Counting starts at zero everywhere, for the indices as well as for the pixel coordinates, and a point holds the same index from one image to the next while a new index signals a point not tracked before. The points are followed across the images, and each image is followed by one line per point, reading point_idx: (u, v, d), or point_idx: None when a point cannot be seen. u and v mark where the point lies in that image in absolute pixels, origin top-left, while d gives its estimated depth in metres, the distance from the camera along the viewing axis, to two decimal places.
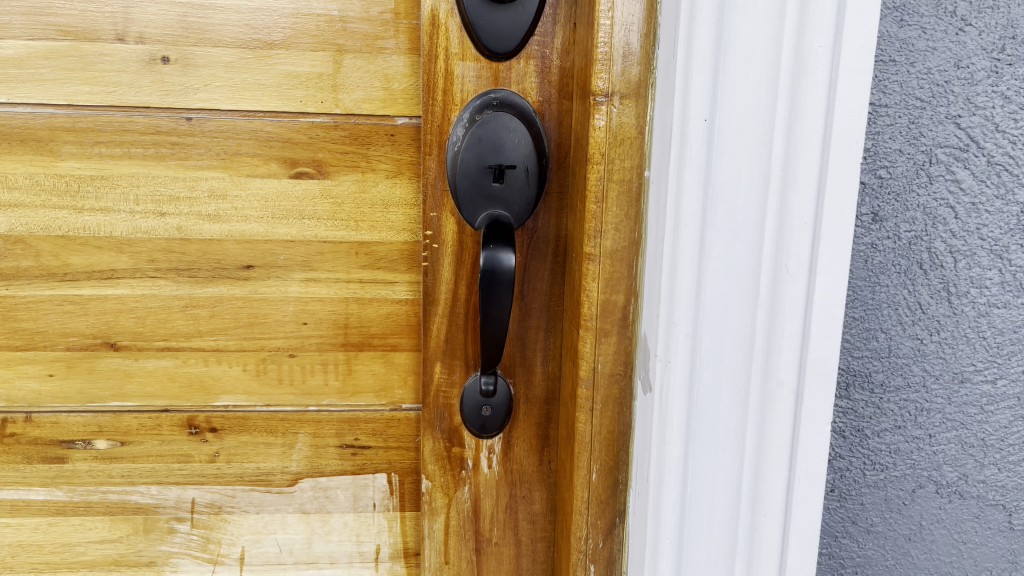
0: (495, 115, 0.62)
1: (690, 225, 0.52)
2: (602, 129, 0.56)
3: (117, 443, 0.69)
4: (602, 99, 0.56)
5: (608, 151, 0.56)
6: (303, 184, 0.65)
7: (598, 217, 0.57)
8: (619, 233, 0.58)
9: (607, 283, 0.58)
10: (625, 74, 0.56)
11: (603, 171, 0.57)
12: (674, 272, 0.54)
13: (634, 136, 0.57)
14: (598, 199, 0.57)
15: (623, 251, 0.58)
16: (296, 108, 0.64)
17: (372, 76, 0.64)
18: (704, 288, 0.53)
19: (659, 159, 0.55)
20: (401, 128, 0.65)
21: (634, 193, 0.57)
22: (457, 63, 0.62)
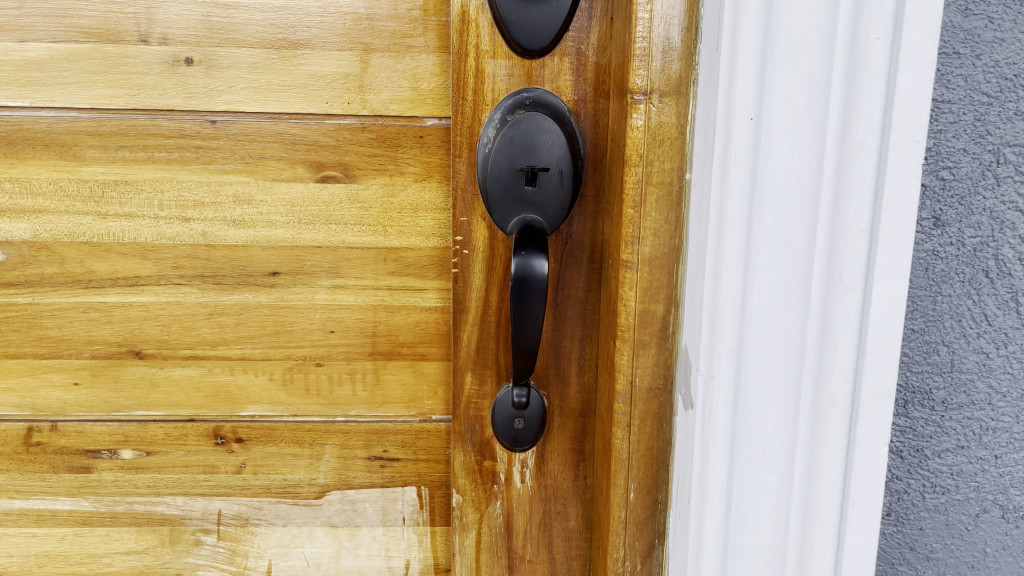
0: (528, 116, 0.60)
1: (735, 231, 0.49)
2: (640, 128, 0.53)
3: (142, 453, 0.67)
4: (641, 97, 0.53)
5: (648, 151, 0.53)
6: (330, 187, 0.63)
7: (637, 223, 0.54)
8: (658, 238, 0.54)
9: (645, 291, 0.55)
10: (667, 69, 0.53)
11: (643, 173, 0.54)
12: (717, 280, 0.50)
13: (675, 137, 0.53)
14: (636, 204, 0.54)
15: (662, 258, 0.55)
16: (323, 109, 0.62)
17: (400, 75, 0.61)
18: (749, 298, 0.50)
19: (700, 161, 0.52)
20: (430, 130, 0.63)
21: (675, 197, 0.54)
22: (488, 61, 0.60)
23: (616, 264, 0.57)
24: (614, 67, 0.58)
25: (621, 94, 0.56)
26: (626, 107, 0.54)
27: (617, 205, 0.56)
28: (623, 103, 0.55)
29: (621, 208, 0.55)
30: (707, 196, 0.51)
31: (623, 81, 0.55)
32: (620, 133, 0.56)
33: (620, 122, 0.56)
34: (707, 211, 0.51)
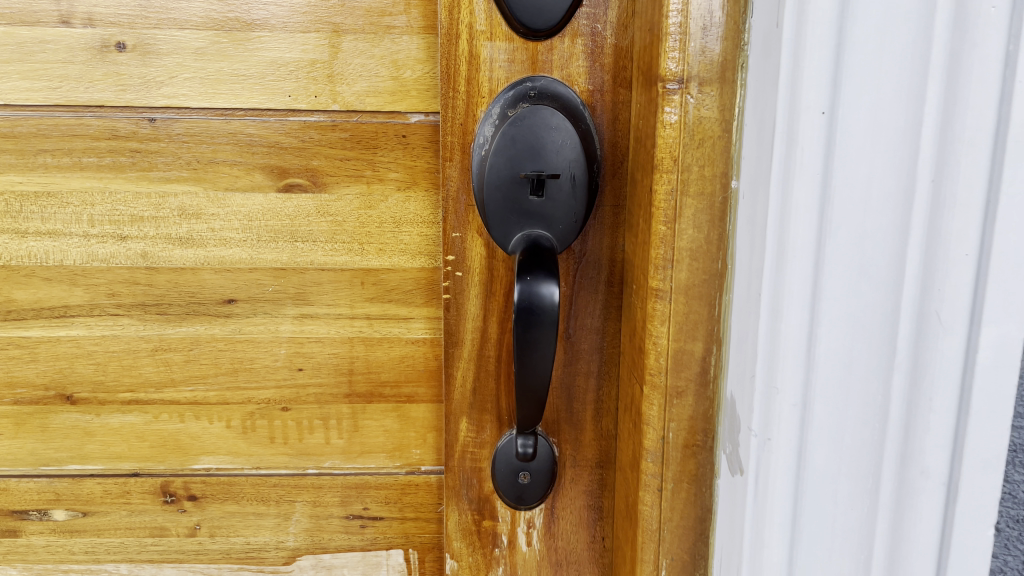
0: (532, 111, 0.49)
1: (800, 258, 0.39)
2: (673, 125, 0.43)
3: (78, 514, 0.57)
4: (675, 86, 0.42)
5: (685, 153, 0.43)
6: (295, 198, 0.53)
7: (670, 242, 0.44)
8: (698, 262, 0.44)
9: (680, 327, 0.45)
10: (710, 50, 0.41)
11: (680, 182, 0.43)
12: (775, 319, 0.40)
13: (719, 136, 0.42)
14: (668, 219, 0.44)
15: (702, 288, 0.44)
16: (284, 104, 0.51)
17: (378, 62, 0.51)
18: (817, 342, 0.39)
19: (752, 169, 0.41)
20: (415, 128, 0.52)
21: (719, 211, 0.43)
22: (484, 44, 0.49)
23: (643, 293, 0.46)
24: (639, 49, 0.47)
25: (648, 82, 0.45)
26: (656, 98, 0.44)
27: (644, 220, 0.46)
28: (651, 95, 0.44)
29: (650, 224, 0.45)
30: (762, 213, 0.40)
31: (651, 67, 0.44)
32: (647, 131, 0.45)
33: (647, 117, 0.45)
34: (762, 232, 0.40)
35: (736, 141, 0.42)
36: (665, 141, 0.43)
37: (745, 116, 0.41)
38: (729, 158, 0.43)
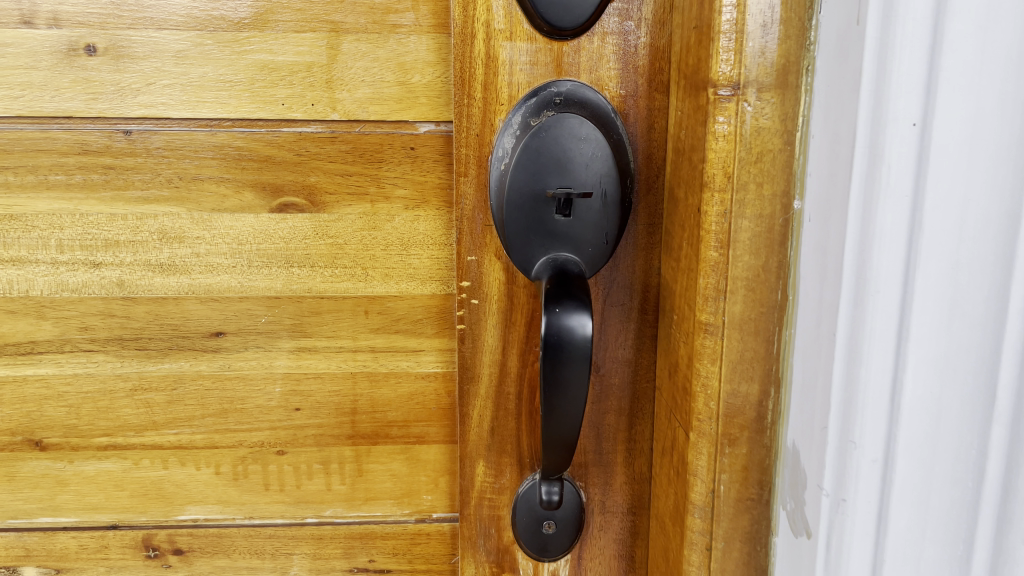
0: (558, 121, 0.43)
1: (885, 294, 0.33)
2: (723, 138, 0.37)
3: (50, 571, 0.51)
4: (727, 94, 0.37)
5: (740, 169, 0.37)
6: (290, 219, 0.47)
7: (722, 271, 0.38)
8: (755, 294, 0.38)
9: (733, 367, 0.39)
10: (772, 50, 0.36)
11: (735, 204, 0.37)
12: (854, 364, 0.34)
13: (781, 149, 0.37)
14: (720, 245, 0.38)
15: (758, 323, 0.39)
16: (277, 113, 0.45)
17: (382, 65, 0.45)
18: (904, 391, 0.33)
19: (823, 188, 0.35)
20: (425, 140, 0.46)
21: (779, 236, 0.38)
22: (504, 45, 0.44)
23: (687, 326, 0.41)
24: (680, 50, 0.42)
25: (693, 87, 0.39)
26: (705, 106, 0.38)
27: (688, 244, 0.41)
28: (698, 102, 0.39)
29: (696, 249, 0.39)
30: (837, 241, 0.34)
31: (698, 71, 0.39)
32: (692, 143, 0.40)
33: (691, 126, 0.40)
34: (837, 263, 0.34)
35: (800, 155, 0.37)
36: (716, 156, 0.37)
37: (815, 127, 0.36)
38: (791, 176, 0.37)
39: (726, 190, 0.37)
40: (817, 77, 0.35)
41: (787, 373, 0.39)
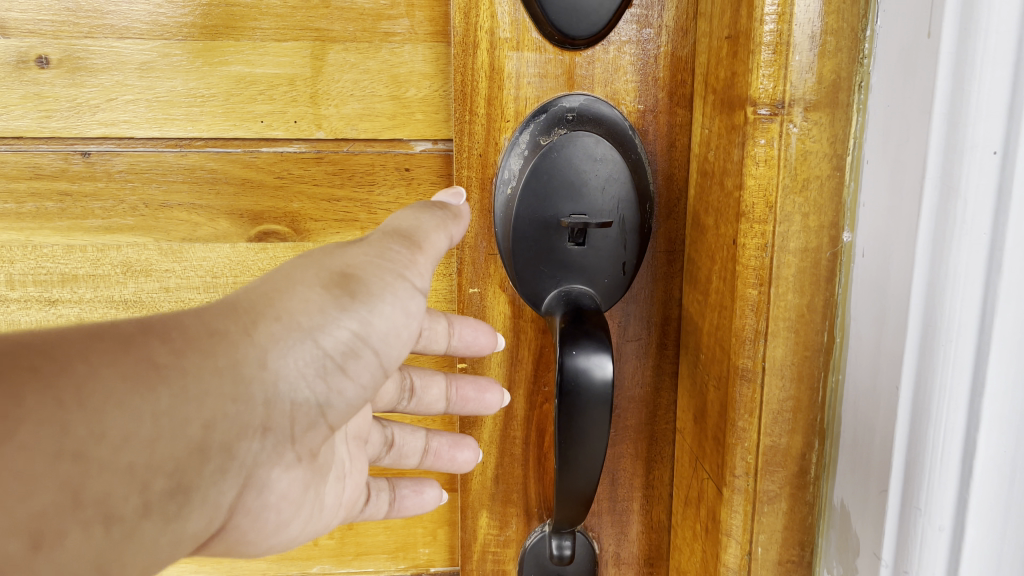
0: (571, 141, 0.39)
1: (962, 345, 0.28)
2: (763, 164, 0.32)
3: None
4: (768, 114, 0.32)
5: (783, 198, 0.33)
6: (270, 249, 0.42)
7: (763, 311, 0.34)
8: (798, 337, 0.34)
9: (774, 418, 0.35)
10: (822, 64, 0.32)
11: (778, 237, 0.33)
12: (920, 423, 0.30)
13: (828, 175, 0.33)
14: (758, 283, 0.33)
15: (803, 368, 0.34)
16: (256, 132, 0.40)
17: (374, 78, 0.40)
18: (982, 458, 0.29)
19: (884, 222, 0.31)
20: (421, 160, 0.42)
21: (826, 271, 0.34)
22: (510, 55, 0.39)
23: (719, 371, 0.36)
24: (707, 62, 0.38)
25: (726, 105, 0.35)
26: (740, 127, 0.33)
27: (719, 279, 0.36)
28: (732, 121, 0.34)
29: (731, 286, 0.35)
30: (902, 282, 0.30)
31: (731, 86, 0.34)
32: (724, 167, 0.35)
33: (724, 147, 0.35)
34: (901, 307, 0.30)
35: (850, 181, 0.33)
36: (753, 184, 0.33)
37: (871, 152, 0.32)
38: (841, 204, 0.33)
39: (765, 221, 0.33)
40: (874, 94, 0.32)
41: (834, 422, 0.35)
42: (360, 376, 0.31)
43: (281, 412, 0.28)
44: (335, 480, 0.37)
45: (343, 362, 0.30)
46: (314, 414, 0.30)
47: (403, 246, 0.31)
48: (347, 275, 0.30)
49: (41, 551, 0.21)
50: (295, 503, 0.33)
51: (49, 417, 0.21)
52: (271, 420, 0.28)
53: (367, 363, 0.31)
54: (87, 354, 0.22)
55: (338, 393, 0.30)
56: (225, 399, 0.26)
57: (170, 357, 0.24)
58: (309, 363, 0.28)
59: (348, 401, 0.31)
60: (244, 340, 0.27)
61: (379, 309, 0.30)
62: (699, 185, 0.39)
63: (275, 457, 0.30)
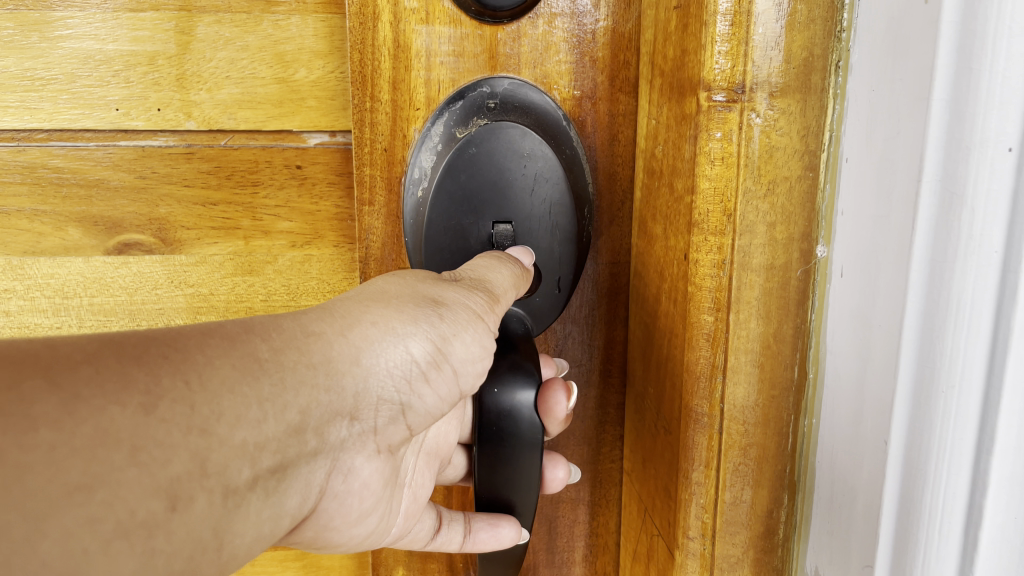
0: (493, 136, 0.32)
1: (964, 400, 0.21)
2: (718, 163, 0.26)
3: None
4: (724, 101, 0.25)
5: (746, 206, 0.26)
6: (134, 263, 0.35)
7: (721, 345, 0.27)
8: (764, 373, 0.28)
9: (736, 473, 0.28)
10: (791, 39, 0.25)
11: (739, 253, 0.26)
12: (912, 496, 0.22)
13: (799, 176, 0.26)
14: (714, 309, 0.27)
15: (770, 411, 0.28)
16: (110, 121, 0.33)
17: (254, 57, 0.33)
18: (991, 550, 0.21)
19: (868, 238, 0.24)
20: (315, 156, 0.35)
21: (795, 294, 0.27)
22: (418, 29, 0.32)
23: (670, 414, 0.30)
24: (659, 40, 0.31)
25: (675, 90, 0.28)
26: (691, 117, 0.26)
27: (669, 303, 0.29)
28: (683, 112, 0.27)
29: (682, 309, 0.28)
30: (889, 315, 0.23)
31: (680, 67, 0.28)
32: (673, 166, 0.29)
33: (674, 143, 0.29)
34: (886, 347, 0.23)
35: (824, 184, 0.27)
36: (709, 187, 0.26)
37: (850, 147, 0.25)
38: (815, 211, 0.27)
39: (725, 233, 0.26)
40: (854, 78, 0.25)
41: (805, 475, 0.29)
42: (440, 386, 0.29)
43: (369, 404, 0.27)
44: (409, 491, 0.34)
45: (427, 373, 0.28)
46: (394, 414, 0.28)
47: (482, 296, 0.29)
48: (437, 295, 0.28)
49: (174, 513, 0.19)
50: (375, 494, 0.31)
51: (182, 398, 0.20)
52: (359, 410, 0.26)
53: (446, 376, 0.29)
54: (201, 345, 0.21)
55: (418, 396, 0.28)
56: (317, 388, 0.24)
57: (272, 352, 0.23)
58: (398, 367, 0.27)
59: (428, 410, 0.29)
60: (338, 339, 0.25)
61: (461, 330, 0.28)
62: (646, 188, 0.33)
63: (359, 444, 0.28)
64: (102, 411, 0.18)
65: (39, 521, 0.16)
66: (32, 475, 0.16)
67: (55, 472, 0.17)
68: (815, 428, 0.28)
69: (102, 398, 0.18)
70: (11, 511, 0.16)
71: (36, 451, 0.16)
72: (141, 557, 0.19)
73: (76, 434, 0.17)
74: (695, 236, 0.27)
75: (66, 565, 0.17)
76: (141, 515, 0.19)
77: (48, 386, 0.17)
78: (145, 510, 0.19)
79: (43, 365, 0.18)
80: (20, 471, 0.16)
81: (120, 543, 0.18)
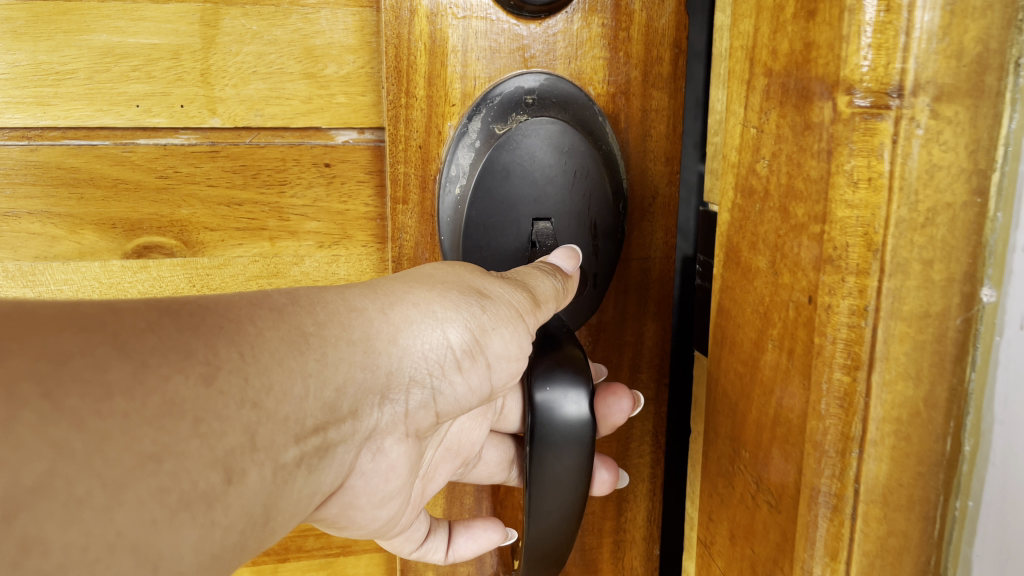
0: (536, 133, 0.33)
1: None
2: (863, 187, 0.20)
3: None
4: (871, 109, 0.19)
5: (896, 240, 0.20)
6: (154, 268, 0.33)
7: (857, 413, 0.21)
8: (906, 444, 0.21)
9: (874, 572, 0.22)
10: (961, 28, 0.19)
11: (886, 297, 0.20)
12: None
13: (964, 203, 0.20)
14: (847, 365, 0.21)
15: (914, 493, 0.22)
16: (129, 119, 0.32)
17: (282, 51, 0.32)
18: None
19: None
20: (345, 153, 0.34)
21: (953, 348, 0.21)
22: (455, 24, 0.32)
23: (776, 496, 0.23)
24: (771, 15, 0.22)
25: (791, 91, 0.21)
26: (821, 126, 0.20)
27: (772, 359, 0.23)
28: (813, 123, 0.20)
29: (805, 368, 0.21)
30: None
31: (800, 61, 0.21)
32: (786, 187, 0.22)
33: (785, 161, 0.22)
34: None
35: (995, 213, 0.20)
36: (853, 218, 0.20)
37: None
38: (981, 245, 0.20)
39: (868, 274, 0.20)
40: None
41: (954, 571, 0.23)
42: (471, 376, 0.29)
43: (402, 384, 0.26)
44: (418, 481, 0.34)
45: (462, 359, 0.28)
46: (426, 399, 0.28)
47: (527, 296, 0.29)
48: (481, 286, 0.28)
49: (229, 486, 0.20)
50: (400, 481, 0.31)
51: (237, 368, 0.20)
52: (394, 392, 0.26)
53: (478, 367, 0.29)
54: (252, 316, 0.21)
55: (448, 382, 0.28)
56: (356, 364, 0.24)
57: (317, 328, 0.23)
58: (435, 351, 0.27)
59: (457, 396, 0.29)
60: (378, 318, 0.25)
61: (501, 326, 0.28)
62: (740, 211, 0.24)
63: (390, 427, 0.28)
64: (166, 383, 0.18)
65: (116, 490, 0.16)
66: (109, 443, 0.16)
67: (128, 441, 0.17)
68: (973, 512, 0.22)
69: (166, 368, 0.18)
70: (91, 480, 0.16)
71: (110, 418, 0.16)
72: (201, 529, 0.19)
73: (144, 403, 0.17)
74: (824, 275, 0.21)
75: (137, 536, 0.17)
76: (201, 486, 0.19)
77: (117, 354, 0.17)
78: (205, 482, 0.19)
79: (110, 333, 0.17)
80: (100, 438, 0.16)
81: (184, 514, 0.18)
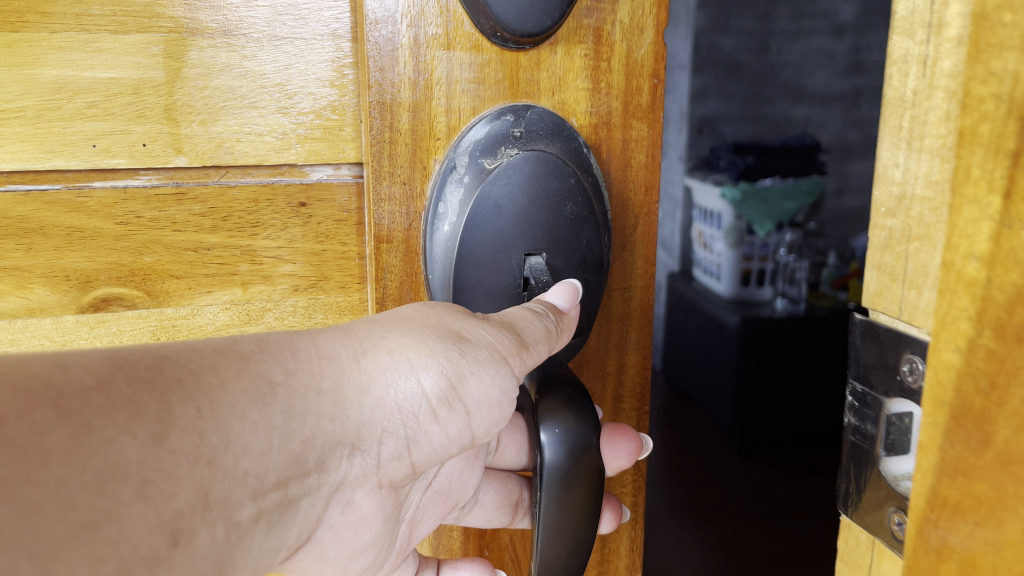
0: (525, 169, 0.31)
1: None
2: None
3: None
4: None
5: None
6: (113, 321, 0.31)
7: None
8: None
9: None
10: None
11: None
12: None
13: None
14: None
15: None
16: (85, 162, 0.29)
17: (253, 85, 0.30)
18: None
19: None
20: (320, 190, 0.32)
21: None
22: (438, 56, 0.30)
23: None
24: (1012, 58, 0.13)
25: None
26: None
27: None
28: None
29: None
30: None
31: None
32: None
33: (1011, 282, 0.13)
34: None
35: None
36: None
37: None
38: None
39: None
40: None
41: None
42: (450, 425, 0.27)
43: (373, 434, 0.25)
44: (404, 525, 0.32)
45: (437, 408, 0.26)
46: (399, 449, 0.26)
47: (512, 338, 0.27)
48: (461, 329, 0.26)
49: (178, 548, 0.18)
50: (374, 532, 0.29)
51: (192, 426, 0.19)
52: (365, 443, 0.25)
53: (457, 417, 0.27)
54: (214, 366, 0.20)
55: (426, 433, 0.26)
56: (322, 416, 0.23)
57: (285, 376, 0.22)
58: (410, 399, 0.25)
59: (433, 446, 0.27)
60: (349, 364, 0.24)
61: (481, 369, 0.26)
62: (962, 339, 0.14)
63: (359, 479, 0.26)
64: (110, 444, 0.17)
65: (45, 562, 0.15)
66: (38, 514, 0.15)
67: (62, 510, 0.16)
68: None
69: (114, 428, 0.17)
70: (17, 553, 0.15)
71: (44, 487, 0.16)
72: None
73: (86, 467, 0.16)
74: None
75: None
76: (145, 550, 0.18)
77: (59, 416, 0.16)
78: (148, 546, 0.18)
79: (54, 392, 0.17)
80: (28, 509, 0.15)
81: None
